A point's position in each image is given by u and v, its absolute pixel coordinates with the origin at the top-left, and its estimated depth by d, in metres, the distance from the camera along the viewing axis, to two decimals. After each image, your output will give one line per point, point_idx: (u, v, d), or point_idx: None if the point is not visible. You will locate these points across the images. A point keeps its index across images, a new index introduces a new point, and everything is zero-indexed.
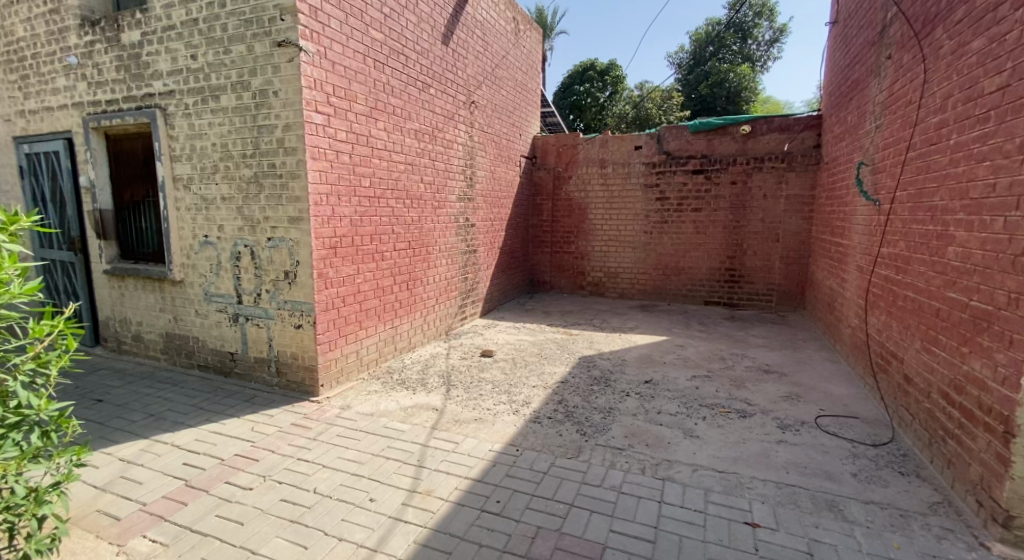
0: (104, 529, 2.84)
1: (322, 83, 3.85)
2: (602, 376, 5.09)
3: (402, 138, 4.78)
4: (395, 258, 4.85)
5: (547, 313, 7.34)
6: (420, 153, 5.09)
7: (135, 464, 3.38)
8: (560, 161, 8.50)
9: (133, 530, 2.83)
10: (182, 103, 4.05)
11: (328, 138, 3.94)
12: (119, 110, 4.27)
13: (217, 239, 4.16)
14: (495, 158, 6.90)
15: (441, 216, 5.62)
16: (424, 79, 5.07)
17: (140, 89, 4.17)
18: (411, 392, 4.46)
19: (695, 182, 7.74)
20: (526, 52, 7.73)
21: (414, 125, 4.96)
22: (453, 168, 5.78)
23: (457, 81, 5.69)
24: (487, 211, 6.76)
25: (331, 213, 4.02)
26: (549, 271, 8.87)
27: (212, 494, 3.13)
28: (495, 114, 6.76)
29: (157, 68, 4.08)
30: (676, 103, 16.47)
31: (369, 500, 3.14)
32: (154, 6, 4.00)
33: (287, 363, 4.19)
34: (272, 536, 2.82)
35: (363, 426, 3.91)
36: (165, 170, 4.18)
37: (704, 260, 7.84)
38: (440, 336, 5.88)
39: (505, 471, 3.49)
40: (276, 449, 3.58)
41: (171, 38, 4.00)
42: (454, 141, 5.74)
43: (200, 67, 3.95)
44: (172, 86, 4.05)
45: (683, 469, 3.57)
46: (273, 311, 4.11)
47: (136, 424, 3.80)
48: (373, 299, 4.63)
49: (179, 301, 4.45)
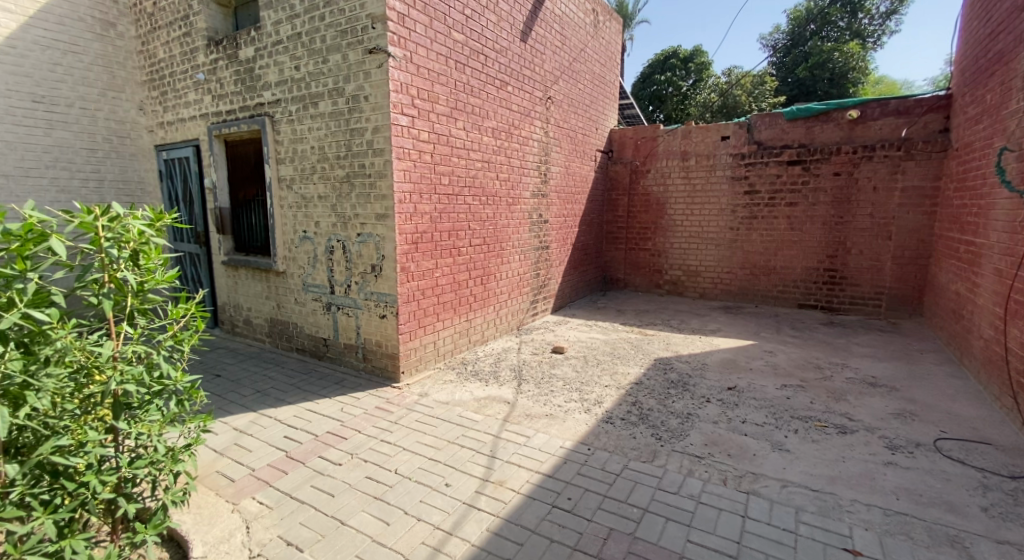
0: (223, 488, 3.25)
1: (408, 87, 4.05)
2: (680, 379, 4.87)
3: (480, 136, 4.90)
4: (471, 254, 5.00)
5: (623, 312, 7.14)
6: (496, 150, 5.18)
7: (246, 434, 3.81)
8: (638, 154, 8.20)
9: (245, 491, 3.22)
10: (287, 111, 4.47)
11: (413, 139, 4.15)
12: (236, 118, 4.81)
13: (314, 235, 4.55)
14: (571, 153, 6.83)
15: (516, 212, 5.68)
16: (502, 77, 5.16)
17: (253, 100, 4.67)
18: (484, 383, 4.59)
19: (791, 174, 7.11)
20: (605, 43, 7.55)
21: (491, 122, 5.05)
22: (529, 165, 5.82)
23: (534, 77, 5.72)
24: (561, 206, 6.72)
25: (414, 210, 4.23)
26: (624, 269, 8.61)
27: (308, 466, 3.46)
28: (572, 109, 6.70)
29: (267, 79, 4.54)
30: (770, 89, 15.28)
31: (444, 485, 3.29)
32: (266, 24, 4.46)
33: (372, 350, 4.49)
34: (358, 510, 3.05)
35: (439, 413, 4.09)
36: (272, 172, 4.64)
37: (799, 259, 7.19)
38: (512, 331, 5.96)
39: (576, 469, 3.48)
40: (362, 429, 3.86)
41: (278, 52, 4.42)
42: (530, 138, 5.77)
43: (302, 76, 4.33)
44: (279, 95, 4.49)
45: (771, 484, 3.32)
46: (361, 301, 4.41)
47: (245, 397, 4.29)
48: (450, 292, 4.80)
49: (282, 290, 4.94)
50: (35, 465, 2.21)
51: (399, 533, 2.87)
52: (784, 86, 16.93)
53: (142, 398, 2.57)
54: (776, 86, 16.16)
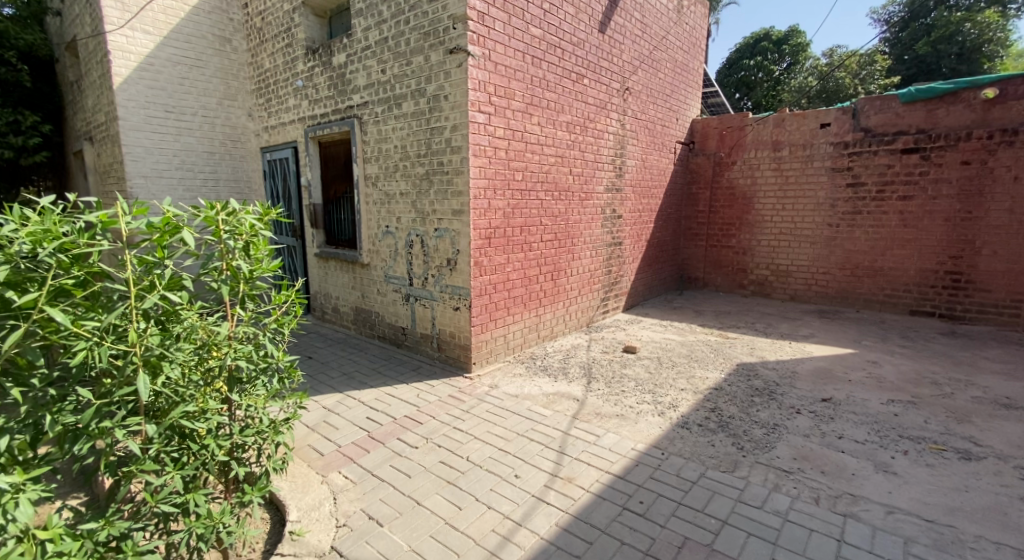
0: (314, 460, 3.54)
1: (486, 84, 4.11)
2: (766, 387, 4.52)
3: (554, 131, 4.86)
4: (543, 249, 4.98)
5: (701, 313, 6.77)
6: (571, 144, 5.10)
7: (334, 412, 4.12)
8: (722, 146, 7.69)
9: (333, 465, 3.48)
10: (373, 112, 4.73)
11: (489, 136, 4.20)
12: (329, 121, 5.18)
13: (396, 229, 4.79)
14: (648, 145, 6.55)
15: (589, 208, 5.57)
16: (579, 69, 5.07)
17: (344, 103, 4.99)
18: (553, 379, 4.58)
19: (906, 163, 6.30)
20: (690, 29, 7.16)
21: (566, 116, 4.98)
22: (603, 160, 5.67)
23: (612, 69, 5.56)
24: (636, 201, 6.48)
25: (488, 205, 4.30)
26: (703, 267, 8.14)
27: (387, 447, 3.66)
28: (651, 99, 6.43)
29: (357, 83, 4.82)
30: (880, 69, 14.12)
31: (514, 476, 3.34)
32: (357, 31, 4.73)
33: (446, 341, 4.65)
34: (434, 492, 3.19)
35: (509, 405, 4.15)
36: (360, 170, 4.94)
37: (911, 260, 6.37)
38: (581, 328, 5.88)
39: (648, 473, 3.37)
40: (436, 415, 4.01)
41: (367, 56, 4.68)
42: (605, 131, 5.63)
43: (387, 79, 4.55)
44: (367, 98, 4.75)
45: (873, 509, 2.99)
46: (437, 293, 4.58)
47: (333, 378, 4.64)
48: (521, 287, 4.84)
49: (366, 280, 5.26)
50: (166, 427, 2.40)
51: (470, 518, 2.97)
52: (899, 66, 15.10)
53: (250, 373, 2.76)
54: (887, 66, 14.56)
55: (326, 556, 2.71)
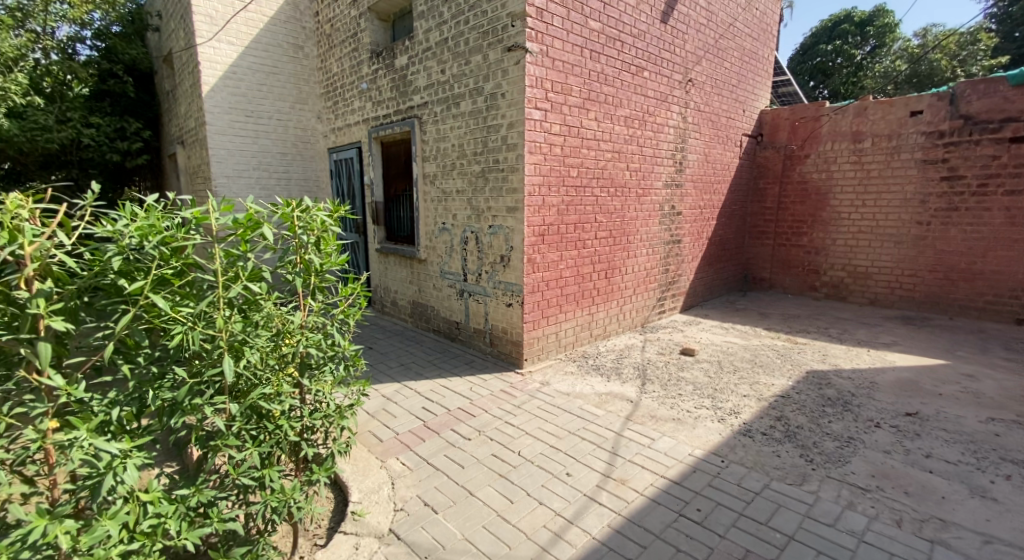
0: (374, 445, 3.69)
1: (543, 80, 4.08)
2: (839, 397, 4.20)
3: (611, 126, 4.74)
4: (597, 246, 4.89)
5: (767, 315, 6.39)
6: (629, 139, 4.96)
7: (392, 400, 4.27)
8: (794, 138, 7.19)
9: (392, 451, 3.62)
10: (433, 112, 4.84)
11: (544, 132, 4.17)
12: (391, 121, 5.37)
13: (452, 226, 4.89)
14: (712, 138, 6.26)
15: (646, 204, 5.40)
16: (639, 62, 4.92)
17: (405, 104, 5.15)
18: (606, 379, 4.50)
19: (1016, 153, 5.60)
20: (761, 14, 6.76)
21: (624, 111, 4.84)
22: (663, 154, 5.47)
23: (675, 60, 5.35)
24: (697, 197, 6.21)
25: (542, 202, 4.27)
26: (770, 267, 7.65)
27: (442, 437, 3.75)
28: (715, 90, 6.14)
29: (417, 84, 4.96)
30: (985, 47, 12.84)
31: (566, 474, 3.32)
32: (418, 33, 4.86)
33: (499, 336, 4.70)
34: (486, 484, 3.24)
35: (560, 403, 4.12)
36: (419, 169, 5.08)
37: (1019, 262, 5.66)
38: (636, 328, 5.73)
39: (707, 480, 3.24)
40: (488, 409, 4.06)
41: (428, 57, 4.79)
42: (666, 125, 5.43)
43: (447, 79, 4.63)
44: (427, 98, 4.87)
45: (966, 537, 2.70)
46: (490, 289, 4.63)
47: (391, 368, 4.82)
48: (574, 285, 4.78)
49: (423, 275, 5.42)
50: (247, 407, 2.55)
51: (521, 511, 2.99)
52: (1009, 44, 13.83)
53: (319, 360, 2.89)
54: (994, 45, 13.11)
55: (384, 537, 2.83)
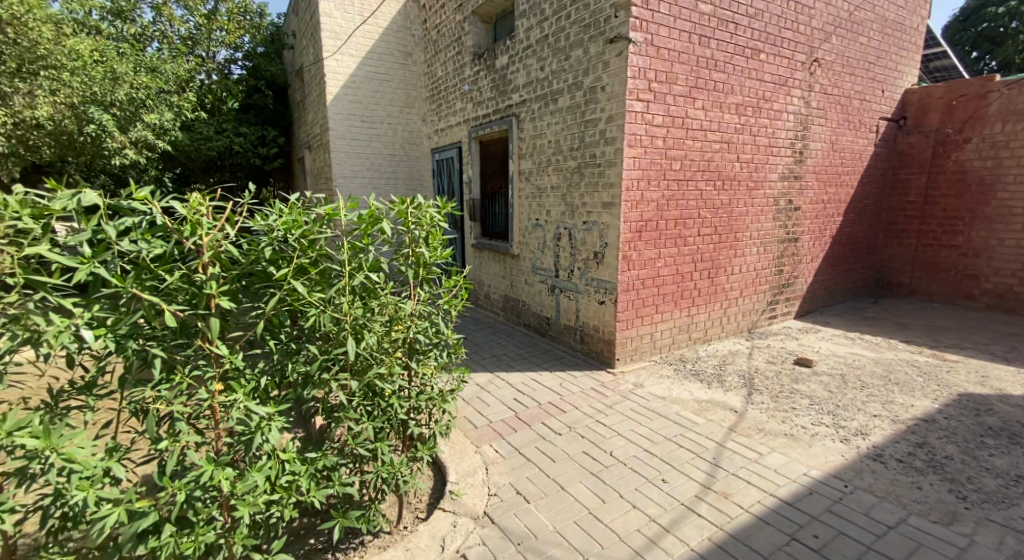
0: (469, 430, 3.85)
1: (646, 71, 3.92)
2: (1001, 427, 3.53)
3: (720, 115, 4.44)
4: (699, 244, 4.62)
5: (907, 326, 5.55)
6: (740, 128, 4.61)
7: (485, 390, 4.42)
8: (950, 120, 6.12)
9: (485, 438, 3.75)
10: (530, 109, 4.91)
11: (646, 124, 4.02)
12: (490, 121, 5.56)
13: (545, 223, 4.94)
14: (839, 124, 5.57)
15: (758, 199, 4.97)
16: (755, 44, 4.54)
17: (504, 103, 5.30)
18: (705, 385, 4.24)
19: None
20: None
21: (736, 98, 4.51)
22: (780, 142, 5.00)
23: (797, 38, 4.86)
24: (819, 190, 5.57)
25: (641, 197, 4.13)
26: (912, 271, 6.61)
27: (532, 429, 3.81)
28: (847, 69, 5.46)
29: (516, 82, 5.06)
30: None
31: (661, 480, 3.20)
32: (519, 32, 4.95)
33: (590, 334, 4.64)
34: (577, 480, 3.24)
35: (655, 407, 3.97)
36: (515, 166, 5.21)
37: None
38: (741, 333, 5.30)
39: (825, 505, 2.92)
40: (579, 406, 4.04)
41: (527, 55, 4.87)
42: (785, 111, 4.95)
43: (545, 76, 4.66)
44: (525, 96, 4.95)
45: None
46: (582, 286, 4.59)
47: (484, 359, 4.99)
48: (672, 284, 4.56)
49: (515, 270, 5.55)
50: (365, 385, 2.79)
51: (613, 512, 2.94)
52: None
53: (426, 346, 3.06)
54: None
55: (479, 519, 2.94)
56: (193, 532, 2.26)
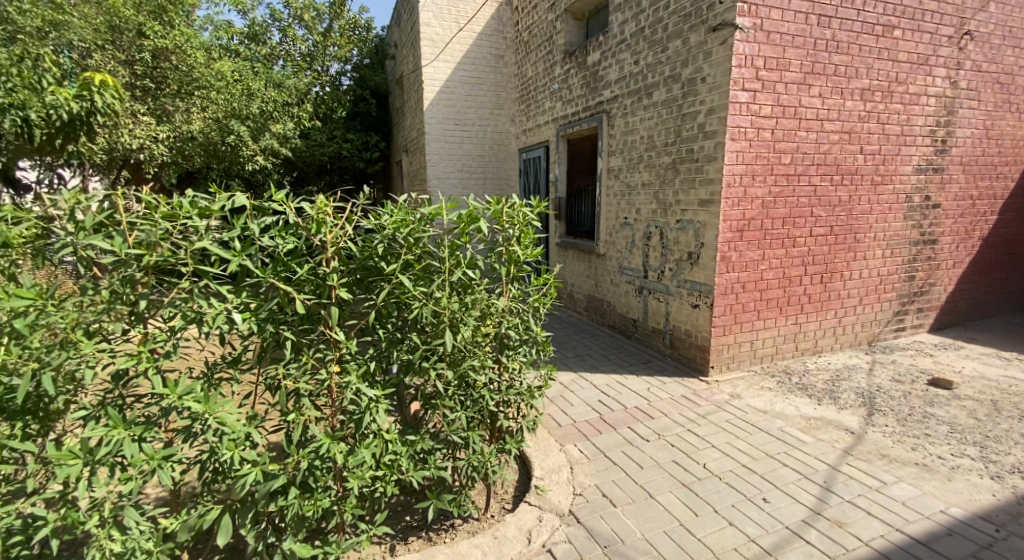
0: (553, 428, 3.87)
1: (754, 58, 3.65)
2: None
3: (842, 102, 4.00)
4: (811, 245, 4.20)
5: None
6: (866, 116, 4.12)
7: (569, 388, 4.41)
8: None
9: (569, 437, 3.74)
10: (622, 105, 4.84)
11: (752, 116, 3.74)
12: (579, 118, 5.62)
13: (634, 221, 4.83)
14: (997, 106, 4.74)
15: (886, 195, 4.40)
16: (888, 20, 4.02)
17: (595, 99, 5.30)
18: (815, 401, 3.85)
19: None
20: None
21: (861, 82, 4.04)
22: (917, 130, 4.37)
23: (944, 9, 4.22)
24: (967, 183, 4.78)
25: (744, 194, 3.85)
26: None
27: (618, 433, 3.72)
28: (1010, 40, 4.63)
29: (609, 78, 5.03)
30: None
31: (762, 499, 2.95)
32: (614, 27, 4.91)
33: (681, 338, 4.43)
34: (666, 490, 3.10)
35: (756, 420, 3.68)
36: (604, 163, 5.17)
37: None
38: (859, 346, 4.71)
39: (969, 549, 2.51)
40: (668, 413, 3.87)
41: (621, 50, 4.81)
42: (925, 94, 4.32)
43: (640, 70, 4.56)
44: (618, 92, 4.89)
45: None
46: (673, 288, 4.40)
47: (568, 357, 4.98)
48: (777, 289, 4.20)
49: (601, 270, 5.51)
50: (460, 374, 2.92)
51: (707, 527, 2.78)
52: None
53: (517, 341, 3.13)
54: None
55: (565, 517, 2.94)
56: (314, 496, 2.54)
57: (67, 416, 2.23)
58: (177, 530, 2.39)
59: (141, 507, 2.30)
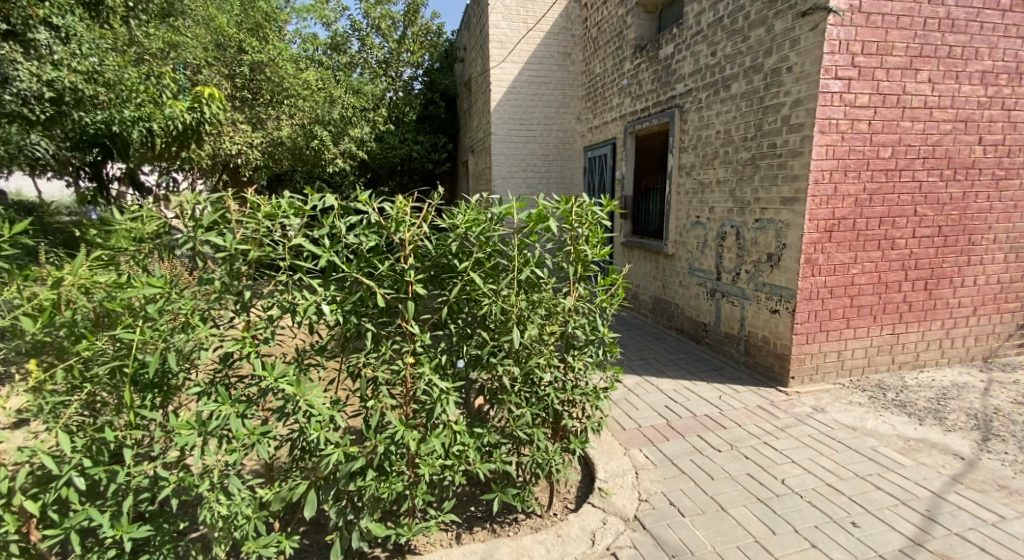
0: (617, 431, 3.78)
1: (849, 43, 3.37)
2: None
3: (956, 88, 3.59)
4: (914, 248, 3.79)
5: None
6: (986, 102, 3.66)
7: (634, 392, 4.29)
8: None
9: (634, 441, 3.64)
10: (697, 99, 4.62)
11: (845, 106, 3.45)
12: (649, 114, 5.45)
13: (707, 220, 4.61)
14: None
15: (1011, 191, 3.86)
16: None
17: (667, 94, 5.10)
18: (916, 420, 3.46)
19: None
20: None
21: (982, 65, 3.60)
22: None
23: None
24: None
25: (834, 191, 3.56)
26: None
27: (687, 441, 3.57)
28: None
29: (682, 72, 4.83)
30: None
31: (850, 523, 2.70)
32: (689, 18, 4.71)
33: (758, 346, 4.17)
34: (740, 503, 2.93)
35: (843, 438, 3.38)
36: (675, 160, 4.97)
37: None
38: (972, 362, 4.17)
39: None
40: (742, 423, 3.66)
41: (697, 42, 4.59)
42: None
43: (717, 61, 4.33)
44: (692, 86, 4.69)
45: None
46: (750, 292, 4.14)
47: (632, 360, 4.84)
48: (872, 295, 3.83)
49: (669, 271, 5.31)
50: (526, 371, 2.94)
51: (786, 546, 2.59)
52: None
53: (584, 341, 3.09)
54: None
55: (630, 522, 2.87)
56: (388, 479, 2.68)
57: (183, 392, 2.43)
58: (271, 500, 2.61)
59: (242, 476, 2.52)
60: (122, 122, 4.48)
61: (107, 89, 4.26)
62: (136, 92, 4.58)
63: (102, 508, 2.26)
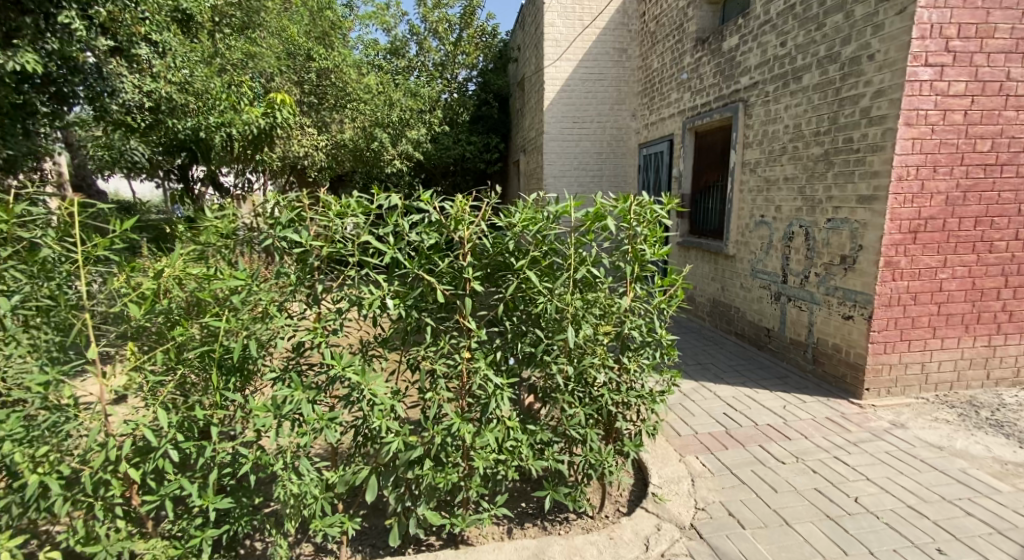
0: (671, 437, 3.66)
1: (943, 26, 3.07)
2: None
3: None
4: (1016, 251, 3.42)
5: None
6: None
7: (690, 398, 4.13)
8: None
9: (690, 448, 3.51)
10: (764, 91, 4.37)
11: (937, 95, 3.15)
12: (710, 109, 5.23)
13: (772, 220, 4.34)
14: None
15: None
16: None
17: (730, 87, 4.85)
18: (1015, 441, 3.11)
19: None
20: None
21: None
22: None
23: None
24: None
25: (922, 188, 3.26)
26: None
27: (747, 451, 3.40)
28: None
29: (748, 64, 4.58)
30: None
31: (935, 549, 2.47)
32: (756, 7, 4.46)
33: (829, 353, 3.89)
34: (807, 519, 2.75)
35: (926, 456, 3.10)
36: (738, 157, 4.72)
37: None
38: None
39: None
40: (809, 436, 3.43)
41: (764, 32, 4.33)
42: None
43: (787, 51, 4.07)
44: (758, 78, 4.44)
45: None
46: (820, 296, 3.87)
47: (687, 365, 4.65)
48: (965, 303, 3.47)
49: (728, 272, 5.08)
50: (580, 370, 2.90)
51: None
52: None
53: (639, 343, 3.02)
54: None
55: (685, 530, 2.77)
56: (444, 470, 2.75)
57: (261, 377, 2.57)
58: (335, 483, 2.74)
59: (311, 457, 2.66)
60: (208, 127, 4.91)
61: (196, 98, 4.78)
62: (218, 98, 4.97)
63: (192, 479, 2.46)
